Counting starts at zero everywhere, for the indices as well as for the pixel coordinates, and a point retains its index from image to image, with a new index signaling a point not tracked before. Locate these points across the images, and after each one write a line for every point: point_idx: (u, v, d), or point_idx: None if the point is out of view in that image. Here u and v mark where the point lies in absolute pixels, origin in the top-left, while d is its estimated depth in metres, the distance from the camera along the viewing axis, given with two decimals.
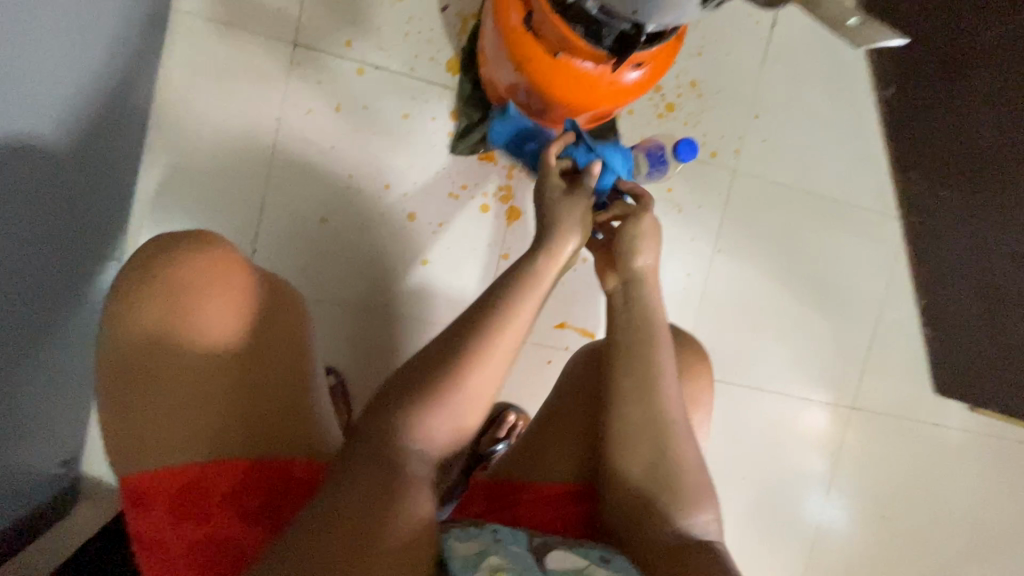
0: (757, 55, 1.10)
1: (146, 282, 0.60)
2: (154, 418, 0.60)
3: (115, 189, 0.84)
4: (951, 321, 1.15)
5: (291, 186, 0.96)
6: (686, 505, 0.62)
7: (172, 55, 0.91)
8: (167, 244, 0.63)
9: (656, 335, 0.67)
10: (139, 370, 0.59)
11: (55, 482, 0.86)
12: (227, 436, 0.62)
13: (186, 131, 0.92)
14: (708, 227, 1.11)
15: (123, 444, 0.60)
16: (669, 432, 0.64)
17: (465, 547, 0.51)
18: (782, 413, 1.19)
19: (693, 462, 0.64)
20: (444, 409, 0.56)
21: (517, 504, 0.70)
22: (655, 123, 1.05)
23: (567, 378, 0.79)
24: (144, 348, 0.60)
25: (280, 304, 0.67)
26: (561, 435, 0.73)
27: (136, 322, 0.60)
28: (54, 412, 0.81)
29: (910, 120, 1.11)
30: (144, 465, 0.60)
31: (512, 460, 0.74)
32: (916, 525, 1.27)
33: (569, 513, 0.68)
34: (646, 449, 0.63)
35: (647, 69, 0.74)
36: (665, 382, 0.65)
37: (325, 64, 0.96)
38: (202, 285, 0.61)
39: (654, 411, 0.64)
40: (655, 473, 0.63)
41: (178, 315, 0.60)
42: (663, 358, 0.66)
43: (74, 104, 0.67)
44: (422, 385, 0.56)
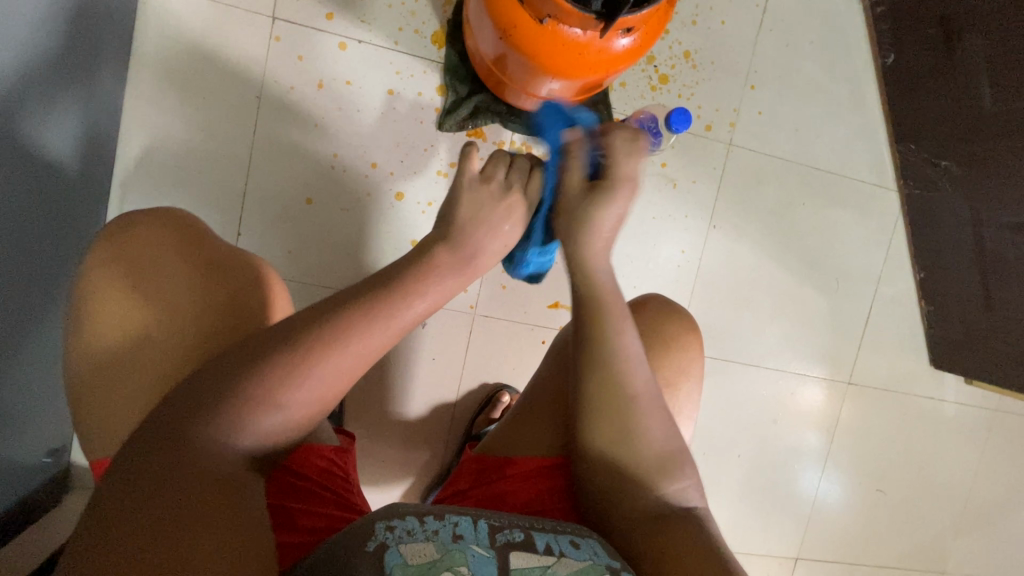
0: (751, 23, 1.06)
1: (106, 262, 0.60)
2: (117, 400, 0.57)
3: (91, 171, 0.81)
4: (948, 293, 1.14)
5: (273, 165, 0.93)
6: (664, 478, 0.61)
7: (145, 31, 0.87)
8: (124, 223, 0.62)
9: (608, 314, 0.63)
10: (104, 354, 0.58)
11: (44, 471, 0.85)
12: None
13: (163, 110, 0.89)
14: (703, 203, 1.09)
15: (89, 430, 0.57)
16: (636, 410, 0.61)
17: (416, 552, 0.49)
18: (778, 389, 1.18)
19: (664, 442, 0.62)
20: (289, 398, 0.49)
21: (500, 480, 0.69)
22: (648, 95, 1.02)
23: (549, 356, 0.79)
24: (107, 333, 0.58)
25: (238, 278, 0.64)
26: (545, 413, 0.73)
27: (101, 304, 0.59)
28: (39, 399, 0.79)
29: (908, 89, 1.08)
30: (110, 450, 0.56)
31: (499, 437, 0.74)
32: (911, 497, 1.28)
33: (549, 488, 0.68)
34: (614, 426, 0.61)
35: (638, 35, 0.71)
36: (626, 361, 0.62)
37: (304, 38, 0.92)
38: (153, 262, 0.61)
39: (613, 393, 0.61)
40: (625, 450, 0.61)
41: (140, 291, 0.60)
42: (625, 335, 0.62)
43: (39, 80, 0.64)
44: (269, 368, 0.49)
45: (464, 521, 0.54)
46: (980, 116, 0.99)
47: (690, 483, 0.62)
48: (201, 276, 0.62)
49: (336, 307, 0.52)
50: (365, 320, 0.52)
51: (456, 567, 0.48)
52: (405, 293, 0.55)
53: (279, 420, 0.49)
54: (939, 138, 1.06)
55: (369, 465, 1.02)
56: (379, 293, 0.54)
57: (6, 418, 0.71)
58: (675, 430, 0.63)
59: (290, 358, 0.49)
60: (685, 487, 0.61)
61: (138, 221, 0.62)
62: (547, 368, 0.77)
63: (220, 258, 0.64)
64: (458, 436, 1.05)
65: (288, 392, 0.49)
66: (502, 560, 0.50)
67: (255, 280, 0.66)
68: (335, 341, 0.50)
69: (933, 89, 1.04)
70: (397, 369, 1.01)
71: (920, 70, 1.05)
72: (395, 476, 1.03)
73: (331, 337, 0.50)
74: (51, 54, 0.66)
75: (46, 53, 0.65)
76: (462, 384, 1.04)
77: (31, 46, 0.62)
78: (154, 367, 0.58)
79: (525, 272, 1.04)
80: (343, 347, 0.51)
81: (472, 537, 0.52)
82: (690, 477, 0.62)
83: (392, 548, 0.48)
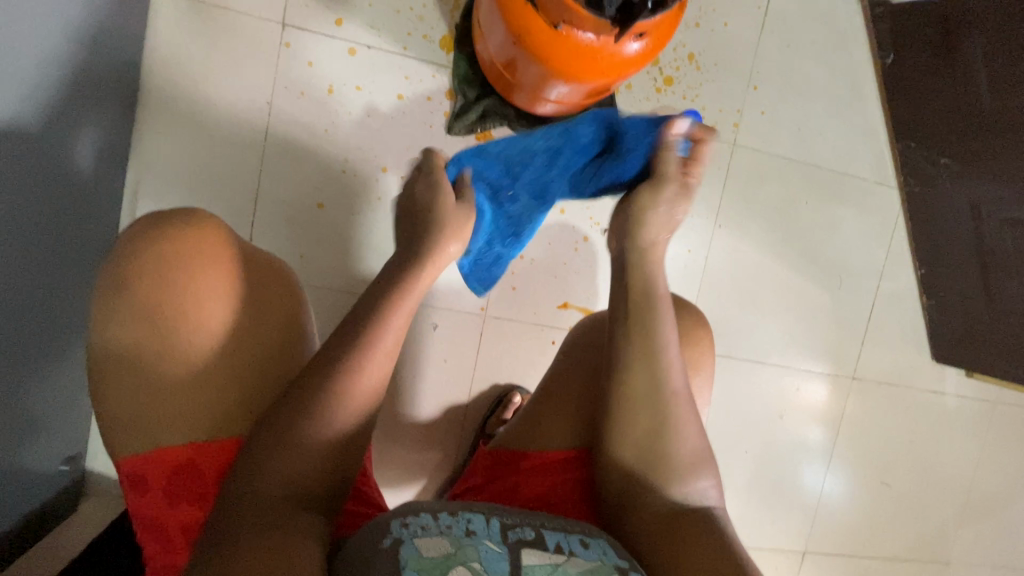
0: (753, 25, 1.08)
1: (139, 266, 0.55)
2: (147, 411, 0.56)
3: (102, 178, 0.81)
4: (950, 288, 1.16)
5: (283, 170, 0.94)
6: (677, 474, 0.62)
7: (154, 39, 0.88)
8: (154, 224, 0.57)
9: (658, 305, 0.64)
10: (129, 365, 0.55)
11: (59, 479, 0.85)
12: (226, 425, 0.58)
13: (173, 116, 0.90)
14: (708, 202, 1.11)
15: (115, 433, 0.57)
16: (670, 396, 0.62)
17: (430, 546, 0.50)
18: (783, 385, 1.20)
19: (691, 437, 0.63)
20: (335, 417, 0.53)
21: (516, 472, 0.71)
22: (653, 97, 1.04)
23: (564, 349, 0.80)
24: (132, 343, 0.55)
25: (268, 291, 0.62)
26: (562, 407, 0.74)
27: (130, 310, 0.55)
28: (56, 407, 0.80)
29: (907, 87, 1.10)
30: (140, 448, 0.56)
31: (513, 429, 0.76)
32: (914, 490, 1.29)
33: (567, 479, 0.69)
34: (648, 422, 0.62)
35: (649, 40, 0.72)
36: (665, 350, 0.63)
37: (314, 44, 0.93)
38: (189, 271, 0.57)
39: (650, 383, 0.62)
40: (654, 435, 0.62)
41: (168, 302, 0.56)
42: (666, 319, 0.64)
43: (49, 84, 0.64)
44: (305, 393, 0.52)
45: (477, 518, 0.55)
46: (980, 111, 1.03)
47: (701, 482, 0.62)
48: (233, 290, 0.59)
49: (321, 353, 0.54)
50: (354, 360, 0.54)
51: (470, 561, 0.49)
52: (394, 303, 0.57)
53: (303, 464, 0.52)
54: (939, 135, 1.07)
55: (383, 467, 1.03)
56: (362, 332, 0.55)
57: (22, 426, 0.71)
58: (701, 424, 0.64)
59: (294, 408, 0.52)
60: (696, 486, 0.62)
61: (171, 225, 0.57)
62: (563, 362, 0.78)
63: (253, 267, 0.62)
64: (470, 438, 1.06)
65: (302, 438, 0.52)
66: (514, 557, 0.51)
67: (286, 293, 0.64)
68: (341, 382, 0.53)
69: (932, 88, 1.06)
70: (409, 372, 1.01)
71: (918, 70, 1.07)
72: (407, 479, 1.04)
73: (323, 381, 0.53)
74: (60, 57, 0.66)
75: (54, 57, 0.64)
76: (473, 385, 1.05)
77: (42, 50, 0.62)
78: (187, 380, 0.57)
79: (534, 272, 1.05)
80: (341, 386, 0.53)
81: (485, 533, 0.53)
82: (702, 476, 0.62)
83: (408, 542, 0.50)
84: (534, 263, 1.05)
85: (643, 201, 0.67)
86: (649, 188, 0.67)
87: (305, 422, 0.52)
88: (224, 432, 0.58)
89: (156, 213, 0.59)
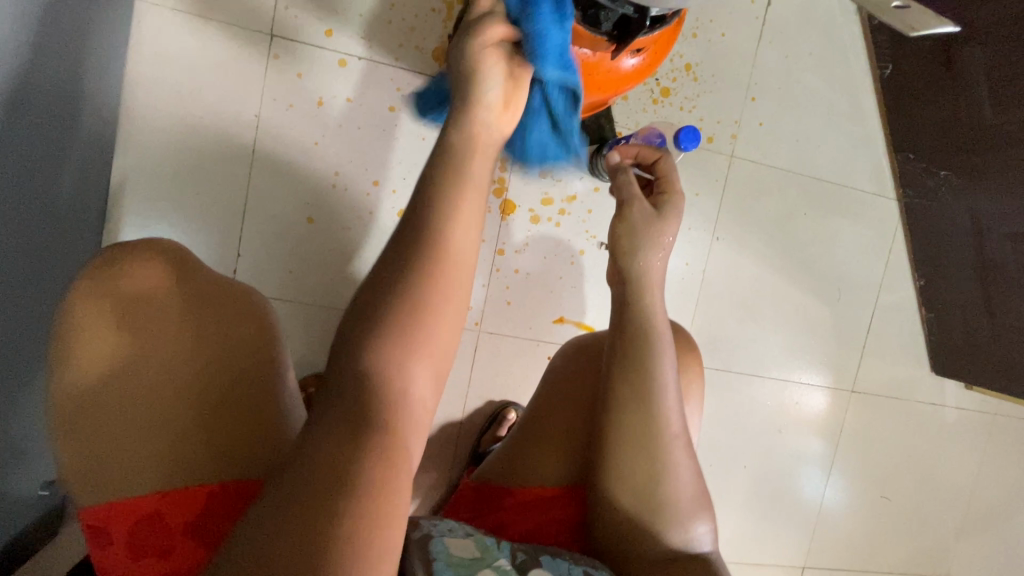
0: (751, 35, 1.07)
1: (91, 291, 0.56)
2: (103, 449, 0.54)
3: (82, 196, 0.78)
4: (950, 301, 1.15)
5: (271, 186, 0.92)
6: (671, 521, 0.60)
7: (138, 51, 0.85)
8: (114, 253, 0.59)
9: (656, 339, 0.60)
10: (85, 401, 0.54)
11: (36, 507, 0.81)
12: (192, 453, 0.56)
13: (157, 131, 0.87)
14: (705, 214, 1.09)
15: (74, 478, 0.54)
16: (667, 441, 0.60)
17: (457, 545, 0.53)
18: (782, 398, 1.18)
19: (689, 480, 0.61)
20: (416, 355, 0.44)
21: (501, 509, 0.69)
22: (650, 108, 1.02)
23: (546, 382, 0.77)
24: (88, 379, 0.54)
25: (228, 314, 0.61)
26: (549, 439, 0.71)
27: (82, 336, 0.55)
28: (35, 432, 0.77)
29: (906, 99, 1.09)
30: (99, 497, 0.54)
31: (501, 463, 0.74)
32: (914, 503, 1.28)
33: (554, 518, 0.67)
34: (644, 470, 0.60)
35: (646, 55, 0.72)
36: (664, 393, 0.60)
37: (304, 56, 0.91)
38: (141, 303, 0.58)
39: (648, 424, 0.60)
40: (651, 481, 0.60)
41: (122, 332, 0.56)
42: (663, 354, 0.61)
43: (29, 105, 0.62)
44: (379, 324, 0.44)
45: (488, 537, 0.57)
46: (979, 126, 0.99)
47: (698, 528, 0.61)
48: (187, 316, 0.59)
49: (383, 294, 0.45)
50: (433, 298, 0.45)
51: (493, 563, 0.53)
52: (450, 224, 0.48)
53: (392, 423, 0.42)
54: (937, 149, 1.06)
55: None
56: (431, 263, 0.46)
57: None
58: (697, 467, 0.62)
59: (370, 358, 0.43)
60: (690, 532, 0.61)
61: (129, 253, 0.60)
62: (548, 390, 0.76)
63: (211, 294, 0.62)
64: (465, 455, 1.04)
65: (391, 395, 0.43)
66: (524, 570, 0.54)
67: (249, 316, 0.63)
68: (412, 314, 0.44)
69: (931, 101, 1.04)
70: None
71: (917, 83, 1.06)
72: None
73: (403, 328, 0.44)
74: (42, 73, 0.63)
75: (38, 73, 0.62)
76: (468, 402, 1.03)
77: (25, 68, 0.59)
78: (144, 404, 0.56)
79: (528, 286, 1.03)
80: (426, 332, 0.45)
81: (497, 551, 0.55)
82: (698, 521, 0.61)
83: (437, 539, 0.53)
84: (530, 278, 1.03)
85: (628, 223, 0.63)
86: (637, 201, 0.63)
87: (387, 375, 0.43)
88: (189, 462, 0.56)
89: (112, 247, 0.60)
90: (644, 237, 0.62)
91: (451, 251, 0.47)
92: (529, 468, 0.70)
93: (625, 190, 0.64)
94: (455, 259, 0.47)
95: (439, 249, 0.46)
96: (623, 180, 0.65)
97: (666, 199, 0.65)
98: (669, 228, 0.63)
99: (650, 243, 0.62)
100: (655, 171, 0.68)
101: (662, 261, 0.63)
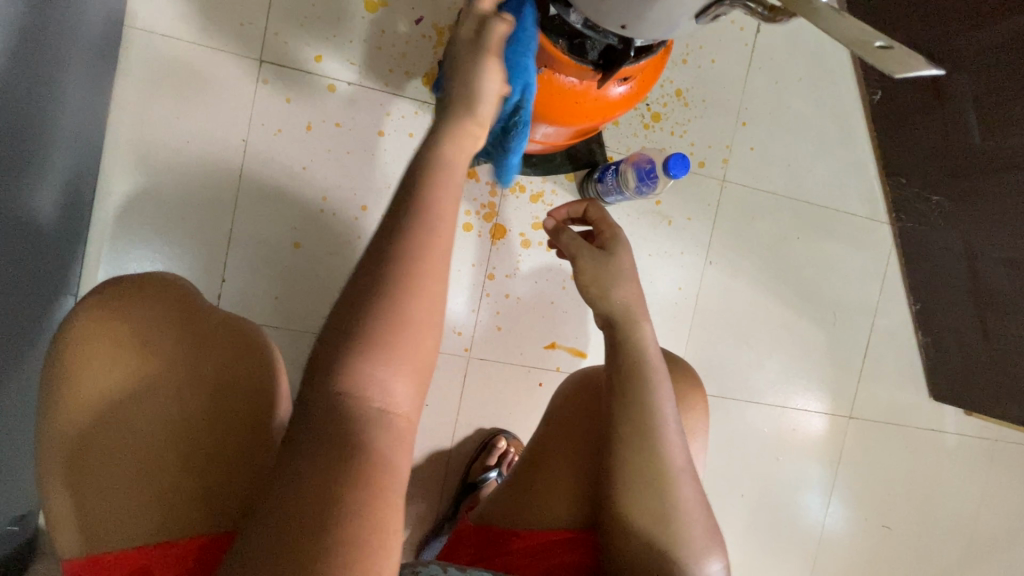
0: (741, 60, 1.07)
1: (88, 329, 0.55)
2: (98, 496, 0.52)
3: (67, 224, 0.77)
4: (944, 325, 1.14)
5: (260, 211, 0.91)
6: (685, 558, 0.57)
7: (129, 78, 0.85)
8: (110, 288, 0.58)
9: (652, 371, 0.59)
10: (81, 446, 0.53)
11: (9, 543, 0.78)
12: (178, 499, 0.54)
13: (146, 155, 0.87)
14: (699, 239, 1.08)
15: (64, 523, 0.53)
16: (672, 476, 0.58)
17: None
18: (782, 425, 1.16)
19: (698, 510, 0.59)
20: (401, 361, 0.43)
21: (504, 554, 0.63)
22: (640, 133, 1.02)
23: (549, 415, 0.73)
24: (85, 422, 0.53)
25: (226, 351, 0.59)
26: (555, 476, 0.67)
27: (71, 381, 0.53)
28: (15, 468, 0.74)
29: (895, 124, 1.10)
30: (82, 547, 0.52)
31: (502, 502, 0.68)
32: (918, 532, 1.25)
33: (563, 563, 0.60)
34: (653, 504, 0.57)
35: (633, 83, 0.72)
36: (663, 425, 0.59)
37: (293, 81, 0.91)
38: (139, 340, 0.56)
39: (653, 456, 0.58)
40: (661, 516, 0.57)
41: (118, 372, 0.54)
42: (659, 385, 0.59)
43: (19, 138, 0.61)
44: (360, 332, 0.42)
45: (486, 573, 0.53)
46: (969, 154, 0.98)
47: (710, 564, 0.58)
48: (185, 354, 0.57)
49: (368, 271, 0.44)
50: (419, 282, 0.44)
51: None
52: (409, 245, 0.44)
53: (377, 447, 0.41)
54: (929, 175, 1.06)
55: None
56: (422, 255, 0.45)
57: None
58: (704, 497, 0.60)
59: (349, 374, 0.42)
60: (703, 570, 0.57)
61: (120, 291, 0.57)
62: (548, 432, 0.71)
63: (211, 330, 0.59)
64: (453, 487, 1.01)
65: (374, 412, 0.42)
66: None
67: (250, 354, 0.60)
68: (385, 322, 0.43)
69: (922, 126, 1.04)
70: None
71: (905, 110, 1.06)
72: None
73: (388, 348, 0.43)
74: (31, 105, 0.63)
75: (25, 107, 0.61)
76: (458, 430, 1.00)
77: (17, 102, 0.59)
78: (131, 452, 0.53)
79: (519, 312, 1.01)
80: (402, 338, 0.43)
81: None
82: (711, 557, 0.58)
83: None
84: (523, 303, 1.01)
85: (588, 273, 0.61)
86: (585, 255, 0.61)
87: (367, 389, 0.42)
88: (174, 508, 0.54)
89: (114, 281, 0.59)
90: (626, 271, 0.61)
91: (428, 258, 0.46)
92: (533, 506, 0.66)
93: (573, 246, 0.62)
94: (435, 252, 0.45)
95: (410, 260, 0.44)
96: (566, 239, 0.63)
97: (610, 239, 0.63)
98: (626, 261, 0.62)
99: (613, 277, 0.60)
100: (591, 220, 0.66)
101: (632, 293, 0.61)
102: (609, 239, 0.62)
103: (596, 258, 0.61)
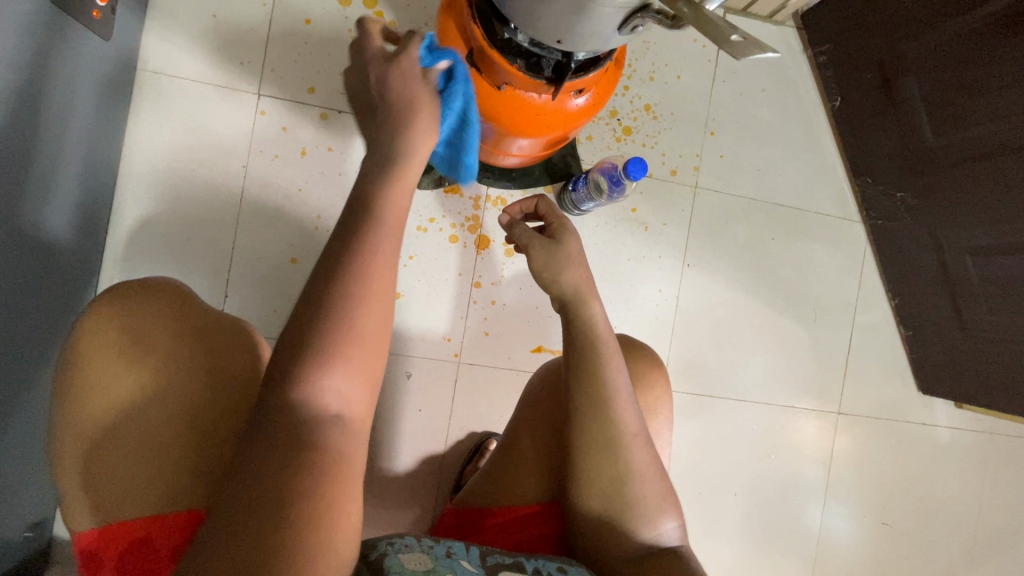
0: (705, 75, 1.14)
1: (98, 326, 0.61)
2: (105, 477, 0.57)
3: (81, 246, 0.84)
4: (922, 317, 1.17)
5: (258, 230, 0.98)
6: (640, 520, 0.60)
7: (140, 114, 0.94)
8: (118, 291, 0.64)
9: (602, 347, 0.62)
10: (91, 431, 0.58)
11: (24, 548, 0.82)
12: (177, 480, 0.58)
13: (155, 183, 0.95)
14: (676, 242, 1.14)
15: (74, 504, 0.57)
16: (625, 444, 0.60)
17: (413, 560, 0.52)
18: (772, 422, 1.18)
19: (653, 474, 0.61)
20: (361, 341, 0.48)
21: (481, 529, 0.68)
22: (612, 146, 1.09)
23: (524, 399, 0.77)
24: (94, 410, 0.58)
25: (221, 346, 0.65)
26: (526, 454, 0.71)
27: (83, 373, 0.59)
28: (31, 473, 0.79)
29: (855, 127, 1.15)
30: (90, 523, 0.57)
31: (479, 482, 0.73)
32: (919, 529, 1.25)
33: (533, 535, 0.66)
34: (607, 472, 0.60)
35: (591, 94, 0.79)
36: (616, 398, 0.61)
37: (290, 111, 0.99)
38: (143, 335, 0.61)
39: (606, 427, 0.60)
40: (616, 482, 0.60)
41: (124, 364, 0.60)
42: (610, 357, 0.62)
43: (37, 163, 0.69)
44: (321, 317, 0.47)
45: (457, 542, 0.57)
46: (924, 150, 1.05)
47: (665, 524, 0.61)
48: (183, 348, 0.62)
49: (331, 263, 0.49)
50: (373, 273, 0.49)
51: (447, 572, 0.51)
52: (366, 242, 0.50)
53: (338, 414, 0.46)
54: (893, 173, 1.11)
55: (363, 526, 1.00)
56: (386, 244, 0.51)
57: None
58: (659, 461, 0.63)
59: (312, 353, 0.46)
60: (656, 529, 0.61)
61: (126, 293, 0.63)
62: (523, 412, 0.75)
63: (207, 327, 0.65)
64: (447, 490, 1.04)
65: (340, 384, 0.47)
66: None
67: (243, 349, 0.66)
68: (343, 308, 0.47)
69: (880, 128, 1.10)
70: (387, 419, 1.01)
71: (863, 114, 1.12)
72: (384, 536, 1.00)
73: (343, 326, 0.47)
74: (52, 136, 0.71)
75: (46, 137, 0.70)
76: (450, 433, 1.04)
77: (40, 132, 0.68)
78: (136, 437, 0.58)
79: (505, 317, 1.06)
80: (362, 320, 0.48)
81: (464, 556, 0.55)
82: (665, 517, 0.61)
83: (391, 555, 0.52)
84: (508, 308, 1.06)
85: (539, 261, 0.66)
86: (537, 245, 0.66)
87: (331, 363, 0.47)
88: (173, 488, 0.58)
89: (121, 285, 0.65)
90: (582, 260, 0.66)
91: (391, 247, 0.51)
92: (508, 484, 0.70)
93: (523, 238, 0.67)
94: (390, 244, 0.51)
95: (368, 253, 0.49)
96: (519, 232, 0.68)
97: (559, 230, 0.68)
98: (575, 248, 0.66)
99: (565, 262, 0.65)
100: (542, 214, 0.71)
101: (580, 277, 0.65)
102: (558, 229, 0.68)
103: (551, 249, 0.66)
